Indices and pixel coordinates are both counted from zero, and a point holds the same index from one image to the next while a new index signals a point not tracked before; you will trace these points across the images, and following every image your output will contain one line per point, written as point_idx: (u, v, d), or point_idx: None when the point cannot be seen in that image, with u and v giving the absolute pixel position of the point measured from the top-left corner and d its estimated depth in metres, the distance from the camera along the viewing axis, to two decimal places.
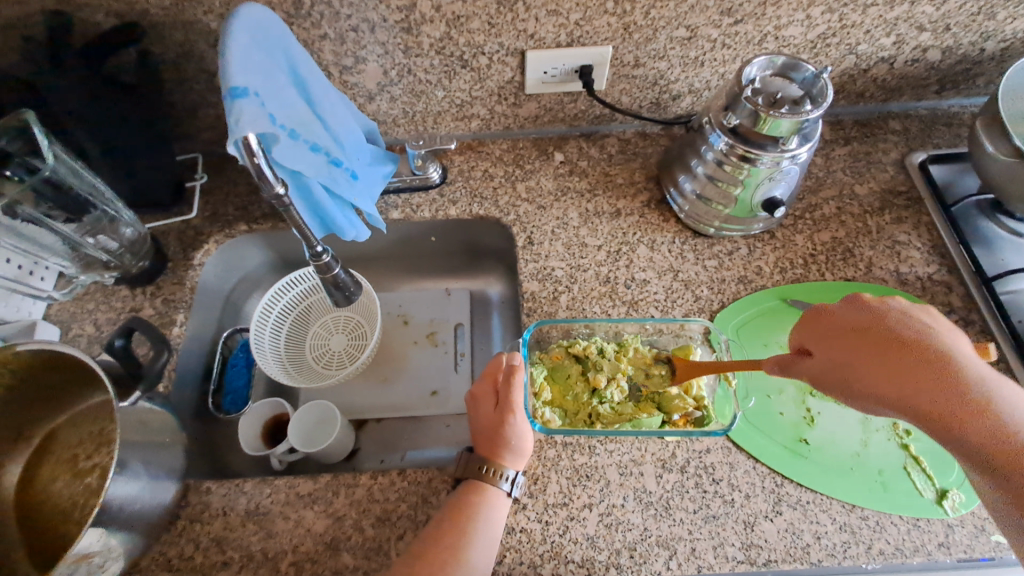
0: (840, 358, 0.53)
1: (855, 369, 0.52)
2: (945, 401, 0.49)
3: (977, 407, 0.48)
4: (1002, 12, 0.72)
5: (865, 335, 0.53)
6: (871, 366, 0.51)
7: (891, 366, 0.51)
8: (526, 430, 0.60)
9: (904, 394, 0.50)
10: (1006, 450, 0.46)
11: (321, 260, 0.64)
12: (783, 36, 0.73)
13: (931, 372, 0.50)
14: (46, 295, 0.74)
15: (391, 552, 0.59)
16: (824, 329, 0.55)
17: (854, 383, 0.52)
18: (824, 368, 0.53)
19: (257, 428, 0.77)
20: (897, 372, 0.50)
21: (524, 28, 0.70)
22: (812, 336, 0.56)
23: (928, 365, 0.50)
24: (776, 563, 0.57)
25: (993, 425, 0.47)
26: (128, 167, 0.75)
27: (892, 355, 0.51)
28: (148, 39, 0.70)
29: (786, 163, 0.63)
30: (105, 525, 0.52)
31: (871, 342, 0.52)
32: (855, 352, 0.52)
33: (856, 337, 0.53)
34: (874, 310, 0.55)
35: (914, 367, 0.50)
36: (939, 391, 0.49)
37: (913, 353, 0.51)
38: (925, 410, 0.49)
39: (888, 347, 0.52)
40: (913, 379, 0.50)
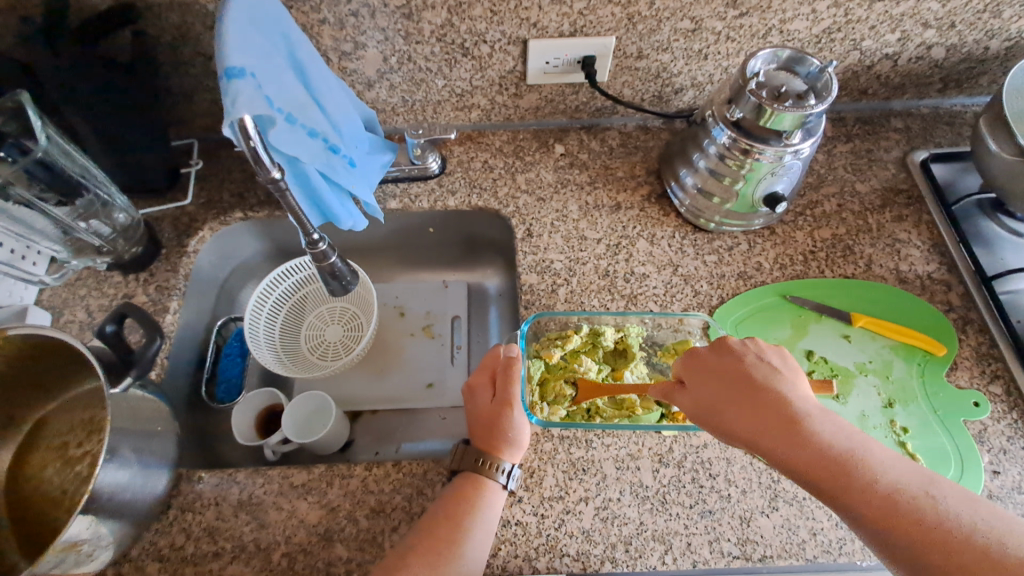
0: (704, 397, 0.52)
1: (722, 403, 0.51)
2: (789, 442, 0.47)
3: (822, 450, 0.46)
4: (1008, 10, 0.72)
5: (724, 373, 0.53)
6: (730, 404, 0.51)
7: (743, 403, 0.50)
8: (523, 422, 0.60)
9: (754, 431, 0.48)
10: (859, 493, 0.43)
11: (317, 248, 0.63)
12: (788, 30, 0.72)
13: (769, 413, 0.49)
14: (37, 279, 0.72)
15: (385, 544, 0.58)
16: (692, 365, 0.55)
17: (722, 422, 0.51)
18: (693, 402, 0.53)
19: (251, 418, 0.77)
20: (742, 407, 0.50)
21: (527, 16, 0.69)
22: (690, 369, 0.55)
23: (762, 405, 0.49)
24: (771, 559, 0.57)
25: (835, 468, 0.45)
26: (122, 152, 0.74)
27: (742, 396, 0.51)
28: (144, 21, 0.69)
29: (788, 158, 0.62)
30: (94, 513, 0.51)
31: (730, 381, 0.52)
32: (723, 385, 0.52)
33: (714, 372, 0.53)
34: (735, 350, 0.55)
35: (763, 405, 0.49)
36: (773, 426, 0.48)
37: (757, 392, 0.50)
38: (775, 449, 0.47)
39: (744, 382, 0.51)
40: (758, 414, 0.49)
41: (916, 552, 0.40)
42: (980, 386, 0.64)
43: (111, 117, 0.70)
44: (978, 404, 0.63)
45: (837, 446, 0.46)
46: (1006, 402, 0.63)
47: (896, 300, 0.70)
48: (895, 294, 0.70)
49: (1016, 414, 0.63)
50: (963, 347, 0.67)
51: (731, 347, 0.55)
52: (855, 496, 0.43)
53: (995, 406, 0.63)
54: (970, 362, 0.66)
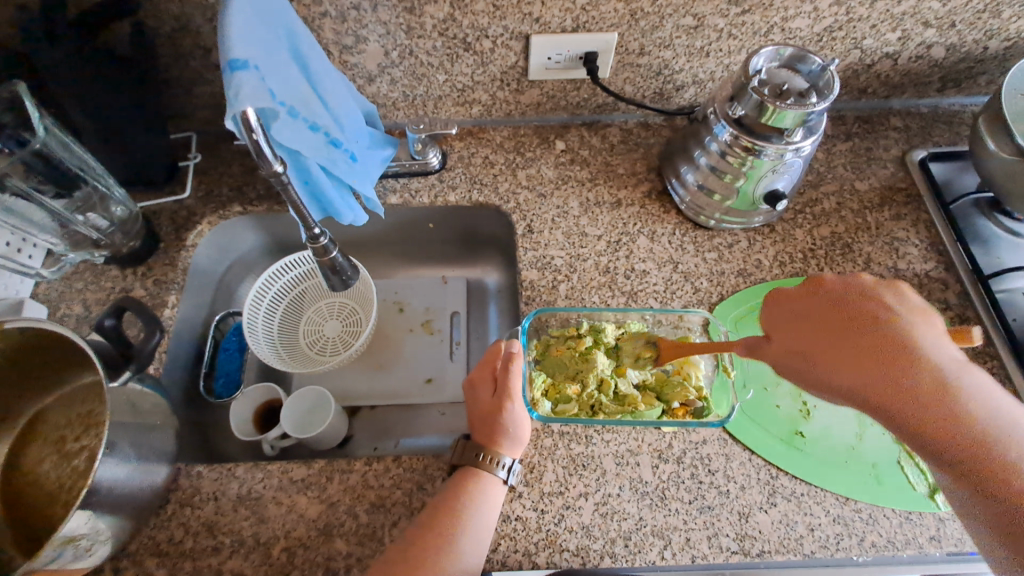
0: (799, 339, 0.55)
1: (821, 348, 0.54)
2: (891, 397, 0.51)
3: (950, 409, 0.50)
4: (1008, 10, 0.72)
5: (826, 314, 0.55)
6: (828, 351, 0.53)
7: (845, 353, 0.53)
8: (523, 417, 0.60)
9: (850, 377, 0.52)
10: (965, 437, 0.49)
11: (318, 242, 0.63)
12: (790, 28, 0.72)
13: (885, 364, 0.52)
14: (34, 272, 0.72)
15: (385, 539, 0.58)
16: (785, 311, 0.57)
17: (812, 367, 0.54)
18: (788, 346, 0.55)
19: (248, 413, 0.77)
20: (863, 356, 0.52)
21: (529, 11, 0.69)
22: (791, 308, 0.57)
23: (888, 354, 0.52)
24: (769, 554, 0.57)
25: (946, 422, 0.49)
26: (120, 144, 0.73)
27: (880, 345, 0.52)
28: (143, 12, 0.68)
29: (789, 156, 0.62)
30: (94, 507, 0.51)
31: (833, 327, 0.54)
32: (825, 331, 0.54)
33: (819, 319, 0.55)
34: (836, 292, 0.56)
35: (866, 355, 0.52)
36: (888, 382, 0.51)
37: (867, 340, 0.53)
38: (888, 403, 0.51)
39: (849, 330, 0.54)
40: (852, 363, 0.52)
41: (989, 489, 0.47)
42: None
43: (110, 108, 0.69)
44: None
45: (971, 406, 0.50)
46: None
47: None
48: None
49: None
50: (960, 345, 0.67)
51: (829, 289, 0.56)
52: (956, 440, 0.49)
53: None
54: (967, 360, 0.67)
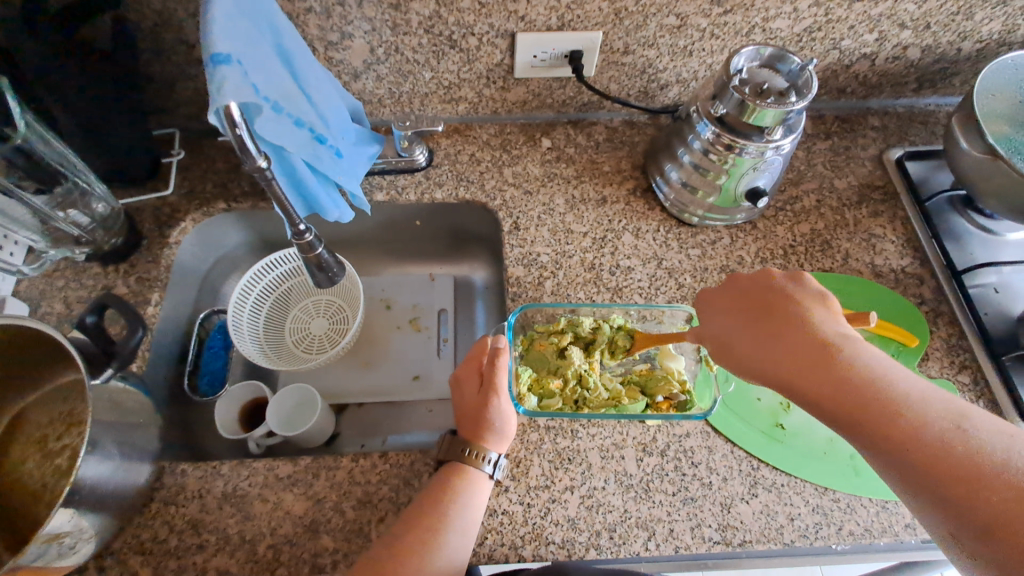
0: (725, 331, 0.54)
1: (747, 341, 0.52)
2: (812, 370, 0.47)
3: (851, 380, 0.46)
4: (980, 12, 0.74)
5: (752, 301, 0.55)
6: (750, 342, 0.52)
7: (766, 334, 0.51)
8: (509, 412, 0.60)
9: (778, 360, 0.49)
10: (896, 424, 0.43)
11: (304, 239, 0.63)
12: (770, 28, 0.74)
13: (807, 355, 0.48)
14: (16, 270, 0.70)
15: (371, 534, 0.58)
16: (711, 302, 0.58)
17: (736, 353, 0.53)
18: (716, 337, 0.55)
19: (234, 411, 0.76)
20: (781, 345, 0.50)
21: (515, 9, 0.69)
22: (715, 312, 0.57)
23: (808, 334, 0.50)
24: (751, 544, 0.58)
25: (851, 397, 0.45)
26: (102, 140, 0.72)
27: (795, 335, 0.50)
28: (125, 6, 0.68)
29: (770, 154, 0.63)
30: (76, 505, 0.50)
31: (747, 315, 0.54)
32: (745, 325, 0.53)
33: (741, 306, 0.55)
34: (759, 281, 0.56)
35: (787, 347, 0.49)
36: (803, 359, 0.48)
37: (782, 328, 0.51)
38: (806, 383, 0.47)
39: (772, 320, 0.52)
40: (768, 346, 0.51)
41: (934, 481, 0.41)
42: (950, 375, 0.67)
43: (91, 103, 0.68)
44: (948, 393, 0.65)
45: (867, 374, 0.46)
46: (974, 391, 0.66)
47: (872, 292, 0.72)
48: (870, 286, 0.72)
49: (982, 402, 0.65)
50: (935, 338, 0.69)
51: (749, 283, 0.56)
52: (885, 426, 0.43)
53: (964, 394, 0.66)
54: (941, 353, 0.68)
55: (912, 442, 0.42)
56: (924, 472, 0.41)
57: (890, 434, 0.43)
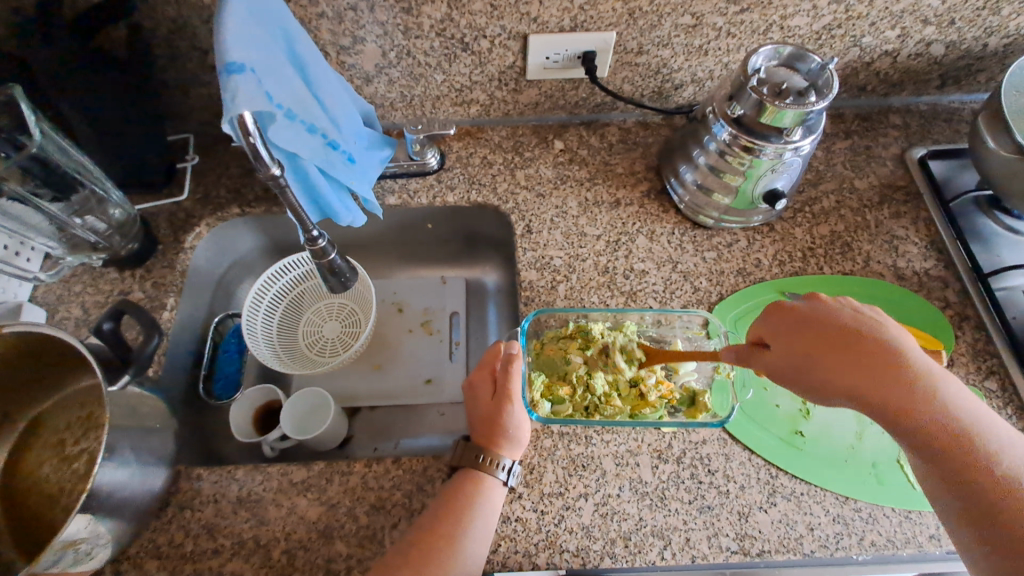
0: (791, 354, 0.52)
1: (808, 363, 0.51)
2: (902, 399, 0.48)
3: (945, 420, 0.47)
4: (1007, 7, 0.72)
5: (820, 326, 0.52)
6: (824, 362, 0.50)
7: (841, 360, 0.50)
8: (523, 419, 0.59)
9: (856, 387, 0.49)
10: (979, 456, 0.45)
11: (317, 245, 0.63)
12: (789, 26, 0.72)
13: (903, 385, 0.48)
14: (32, 275, 0.72)
15: (384, 540, 0.58)
16: (776, 323, 0.53)
17: (811, 375, 0.51)
18: (780, 362, 0.52)
19: (248, 415, 0.77)
20: (870, 380, 0.49)
21: (527, 11, 0.68)
22: (762, 329, 0.54)
23: (882, 363, 0.49)
24: (769, 554, 0.57)
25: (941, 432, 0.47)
26: (117, 147, 0.73)
27: (879, 359, 0.49)
28: (139, 13, 0.68)
29: (788, 155, 0.62)
30: (93, 511, 0.51)
31: (820, 334, 0.51)
32: (811, 353, 0.51)
33: (813, 328, 0.52)
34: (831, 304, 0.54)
35: (875, 373, 0.49)
36: (887, 387, 0.48)
37: (882, 357, 0.49)
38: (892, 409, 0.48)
39: (847, 347, 0.50)
40: (845, 370, 0.49)
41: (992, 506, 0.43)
42: (976, 382, 0.65)
43: (107, 111, 0.69)
44: None
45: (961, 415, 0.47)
46: (1002, 398, 0.64)
47: (892, 296, 0.70)
48: (891, 289, 0.71)
49: (1011, 409, 0.63)
50: (959, 343, 0.67)
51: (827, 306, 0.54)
52: (970, 459, 0.45)
53: (990, 401, 0.64)
54: (967, 359, 0.66)
55: (989, 481, 0.44)
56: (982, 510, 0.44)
57: (964, 461, 0.45)
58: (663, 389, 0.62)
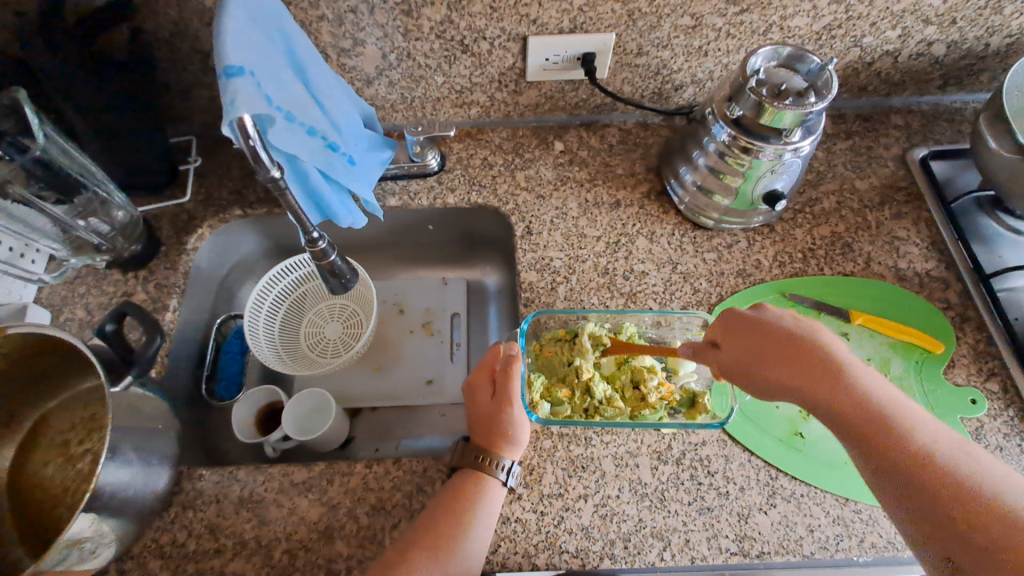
0: (739, 352, 0.54)
1: (755, 362, 0.53)
2: (831, 387, 0.49)
3: (877, 408, 0.48)
4: (1009, 6, 0.71)
5: (761, 326, 0.55)
6: (764, 357, 0.53)
7: (781, 355, 0.52)
8: (523, 420, 0.60)
9: (792, 379, 0.51)
10: (910, 447, 0.46)
11: (317, 246, 0.63)
12: (789, 27, 0.72)
13: (829, 376, 0.50)
14: (37, 278, 0.72)
15: (385, 541, 0.58)
16: (724, 327, 0.56)
17: (755, 373, 0.53)
18: (728, 359, 0.55)
19: (251, 415, 0.77)
20: (805, 372, 0.50)
21: (526, 12, 0.68)
22: (716, 331, 0.57)
23: (814, 356, 0.51)
24: (769, 555, 0.57)
25: (874, 420, 0.47)
26: (120, 150, 0.74)
27: (818, 360, 0.51)
28: (142, 17, 0.69)
29: (788, 156, 0.62)
30: (97, 511, 0.51)
31: (765, 333, 0.54)
32: (760, 350, 0.53)
33: (757, 327, 0.55)
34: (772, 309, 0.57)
35: (816, 368, 0.50)
36: (817, 378, 0.50)
37: (814, 353, 0.51)
38: (828, 399, 0.49)
39: (784, 343, 0.53)
40: (785, 365, 0.51)
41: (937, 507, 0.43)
42: (978, 383, 0.65)
43: (110, 113, 0.70)
44: (975, 401, 0.63)
45: (886, 403, 0.48)
46: (1003, 399, 0.64)
47: (894, 297, 0.70)
48: (893, 290, 0.71)
49: (1012, 411, 0.63)
50: (961, 344, 0.67)
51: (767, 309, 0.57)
52: (905, 449, 0.46)
53: (992, 403, 0.63)
54: (968, 360, 0.66)
55: (924, 469, 0.44)
56: (920, 498, 0.44)
57: (903, 462, 0.45)
58: (664, 390, 0.61)
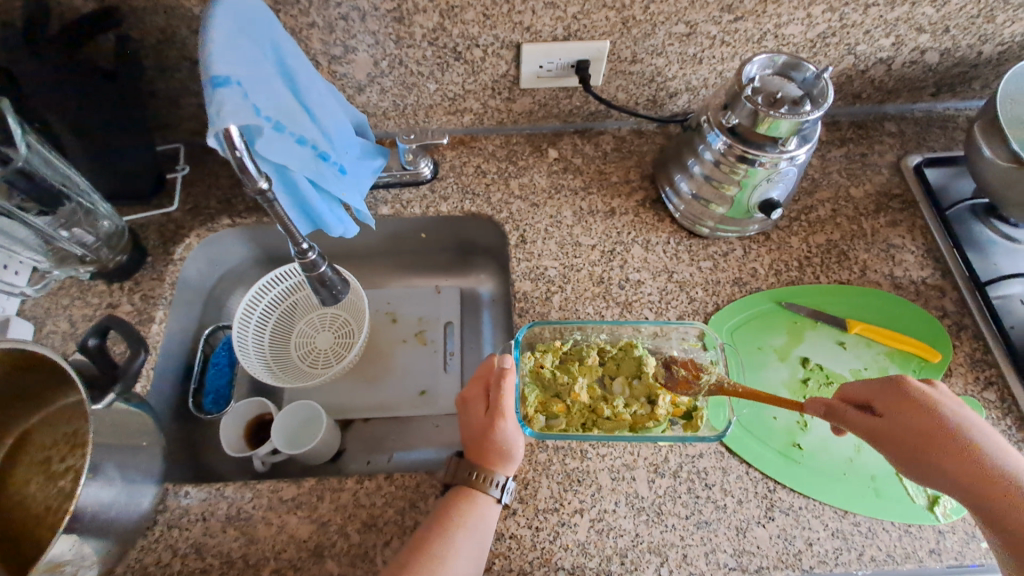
0: (900, 431, 0.51)
1: (926, 451, 0.50)
2: (1000, 489, 0.47)
3: None
4: (1002, 15, 0.72)
5: (932, 410, 0.51)
6: (930, 444, 0.50)
7: (947, 447, 0.49)
8: (517, 435, 0.58)
9: (957, 471, 0.48)
10: None
11: (307, 257, 0.62)
12: (783, 35, 0.72)
13: (999, 477, 0.47)
14: (19, 291, 0.70)
15: (377, 559, 0.57)
16: (884, 398, 0.53)
17: (916, 456, 0.50)
18: (891, 437, 0.51)
19: (239, 430, 0.76)
20: (975, 469, 0.48)
21: (520, 20, 0.68)
22: (875, 395, 0.53)
23: (985, 455, 0.48)
24: (767, 570, 0.56)
25: None
26: (105, 159, 0.72)
27: (994, 461, 0.48)
28: (127, 24, 0.68)
29: (784, 165, 0.61)
30: (78, 532, 0.50)
31: (933, 419, 0.50)
32: (925, 433, 0.50)
33: (920, 411, 0.51)
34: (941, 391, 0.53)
35: (985, 467, 0.48)
36: (989, 478, 0.47)
37: (984, 450, 0.49)
38: (991, 499, 0.47)
39: (951, 434, 0.49)
40: (954, 456, 0.49)
41: None
42: (975, 392, 0.64)
43: (94, 121, 0.68)
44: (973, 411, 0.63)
45: None
46: (1001, 408, 0.63)
47: (889, 305, 0.70)
48: (888, 299, 0.70)
49: (1010, 421, 0.63)
50: (957, 353, 0.67)
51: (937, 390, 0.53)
52: None
53: (990, 412, 0.63)
54: (965, 369, 0.66)
55: None
56: None
57: None
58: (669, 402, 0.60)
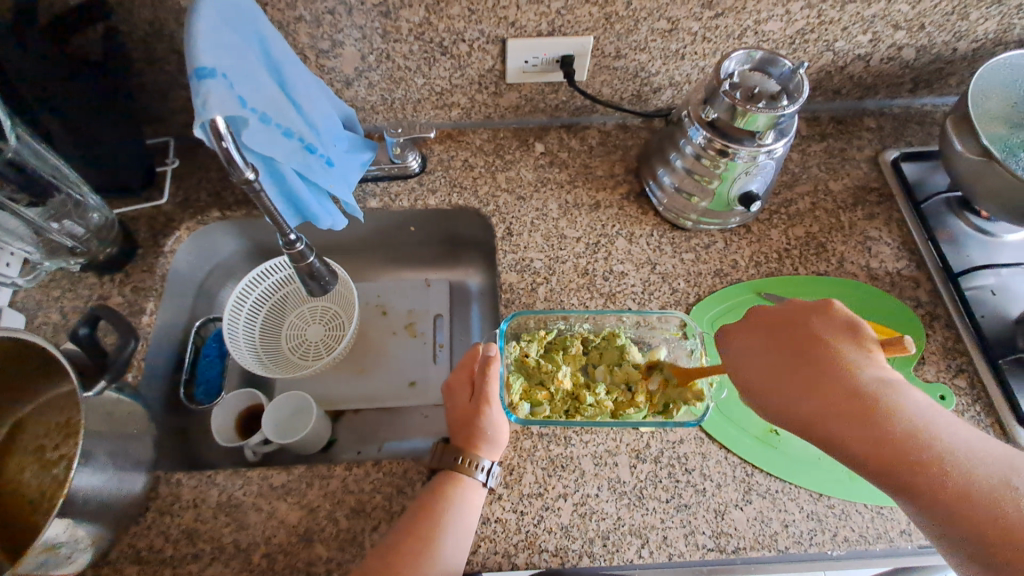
0: (752, 364, 0.54)
1: (769, 380, 0.53)
2: (834, 405, 0.48)
3: (885, 427, 0.46)
4: (975, 12, 0.73)
5: (782, 337, 0.54)
6: (781, 371, 0.52)
7: (792, 372, 0.52)
8: (501, 420, 0.60)
9: (790, 394, 0.51)
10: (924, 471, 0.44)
11: (295, 248, 0.62)
12: (763, 31, 0.73)
13: (839, 394, 0.48)
14: (11, 281, 0.71)
15: (365, 543, 0.58)
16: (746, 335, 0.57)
17: (760, 388, 0.53)
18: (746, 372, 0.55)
19: (230, 421, 0.77)
20: (806, 388, 0.50)
21: (504, 15, 0.69)
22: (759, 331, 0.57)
23: (825, 373, 0.50)
24: (744, 551, 0.58)
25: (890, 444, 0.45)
26: (95, 152, 0.73)
27: (837, 377, 0.49)
28: (115, 17, 0.68)
29: (762, 158, 0.63)
30: (71, 517, 0.51)
31: (780, 348, 0.54)
32: (775, 360, 0.53)
33: (771, 342, 0.54)
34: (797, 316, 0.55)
35: (818, 382, 0.50)
36: (828, 394, 0.49)
37: (825, 370, 0.50)
38: (828, 418, 0.48)
39: (796, 359, 0.52)
40: (799, 380, 0.51)
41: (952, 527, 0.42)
42: (946, 379, 0.66)
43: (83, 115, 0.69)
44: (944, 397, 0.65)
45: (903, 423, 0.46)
46: (971, 395, 0.65)
47: (865, 295, 0.72)
48: (864, 290, 0.72)
49: (979, 407, 0.65)
50: (930, 341, 0.69)
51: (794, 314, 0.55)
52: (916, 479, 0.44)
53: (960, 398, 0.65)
54: (938, 357, 0.68)
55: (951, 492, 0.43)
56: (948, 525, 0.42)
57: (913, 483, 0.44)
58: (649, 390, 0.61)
